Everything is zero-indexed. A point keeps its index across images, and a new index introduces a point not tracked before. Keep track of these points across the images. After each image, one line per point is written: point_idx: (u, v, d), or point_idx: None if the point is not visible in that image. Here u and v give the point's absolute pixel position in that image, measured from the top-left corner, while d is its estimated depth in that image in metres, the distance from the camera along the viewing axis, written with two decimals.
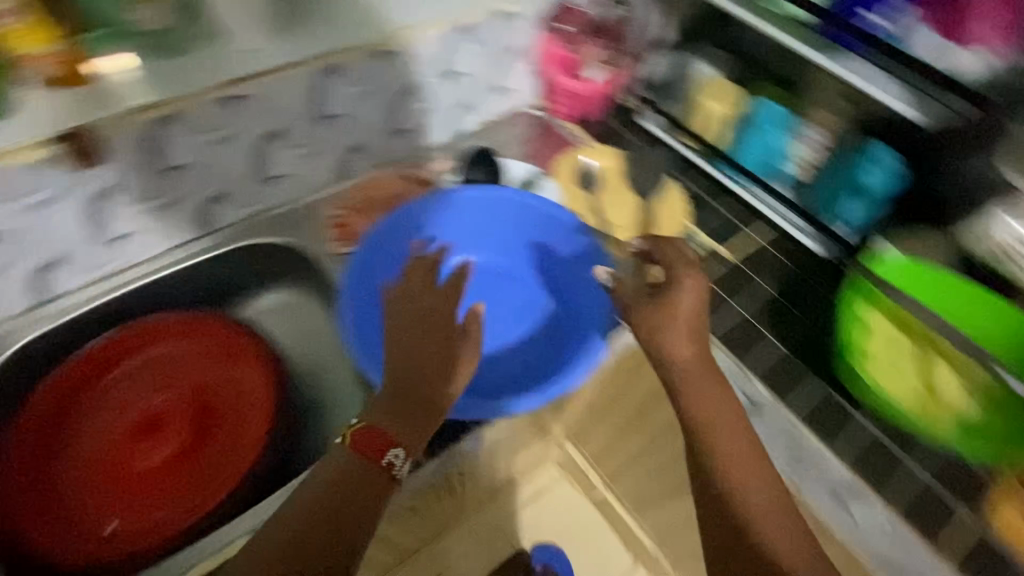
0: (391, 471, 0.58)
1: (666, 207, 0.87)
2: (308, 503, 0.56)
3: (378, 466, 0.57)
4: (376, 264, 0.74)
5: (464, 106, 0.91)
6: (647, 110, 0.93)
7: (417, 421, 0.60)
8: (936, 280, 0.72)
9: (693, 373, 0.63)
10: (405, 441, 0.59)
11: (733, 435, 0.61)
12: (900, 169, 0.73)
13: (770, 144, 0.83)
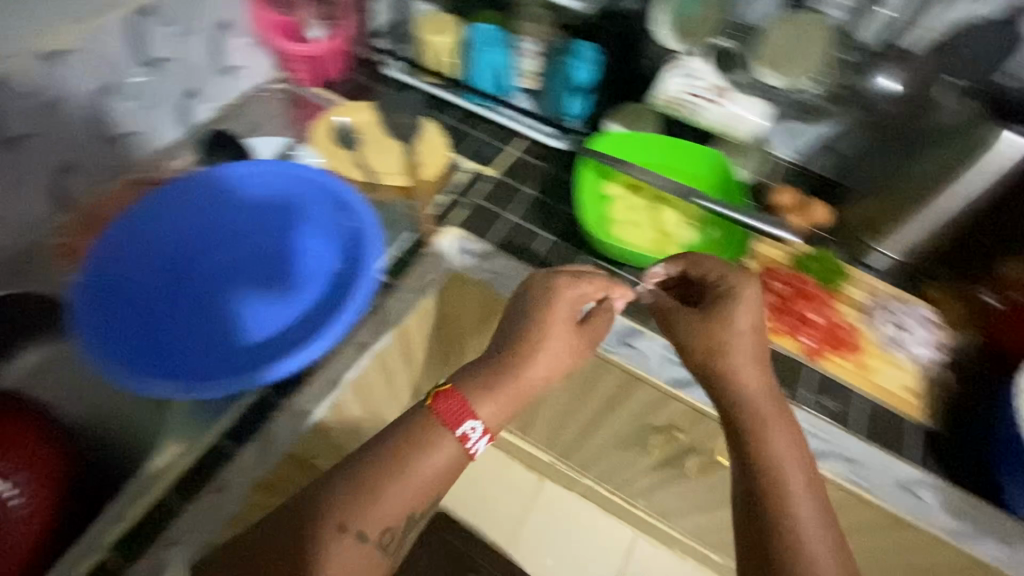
0: (471, 446, 0.61)
1: (427, 141, 0.89)
2: (390, 440, 0.59)
3: (461, 442, 0.60)
4: (112, 282, 0.67)
5: (188, 95, 0.86)
6: (388, 59, 0.96)
7: (511, 398, 0.62)
8: (649, 143, 0.84)
9: (745, 343, 0.63)
10: (488, 419, 0.61)
11: (782, 423, 0.62)
12: (597, 59, 0.84)
13: (495, 63, 0.89)
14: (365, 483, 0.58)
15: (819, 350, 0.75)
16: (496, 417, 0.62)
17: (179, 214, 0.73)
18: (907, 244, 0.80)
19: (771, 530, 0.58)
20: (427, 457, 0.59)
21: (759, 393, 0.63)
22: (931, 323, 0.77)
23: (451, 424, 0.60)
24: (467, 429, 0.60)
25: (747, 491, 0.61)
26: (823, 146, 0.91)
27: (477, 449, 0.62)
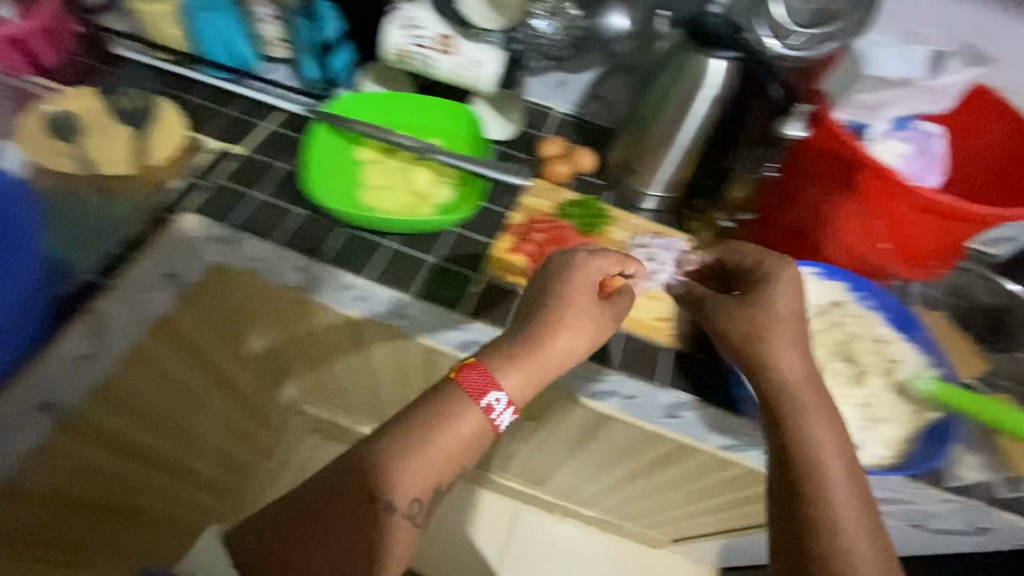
0: (494, 417, 0.61)
1: (159, 122, 0.80)
2: (426, 419, 0.60)
3: (484, 412, 0.61)
4: None
5: None
6: (118, 41, 0.87)
7: (529, 383, 0.62)
8: (395, 103, 0.81)
9: (785, 329, 0.61)
10: (511, 391, 0.61)
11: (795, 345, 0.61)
12: (332, 16, 0.80)
13: (230, 27, 0.83)
14: (405, 449, 0.59)
15: None
16: (519, 394, 0.62)
17: None
18: (660, 180, 0.81)
19: (781, 457, 0.58)
20: (452, 431, 0.60)
21: (795, 379, 0.60)
22: (685, 253, 0.79)
23: (474, 394, 0.61)
24: (490, 391, 0.61)
25: (784, 479, 0.57)
26: (591, 94, 0.93)
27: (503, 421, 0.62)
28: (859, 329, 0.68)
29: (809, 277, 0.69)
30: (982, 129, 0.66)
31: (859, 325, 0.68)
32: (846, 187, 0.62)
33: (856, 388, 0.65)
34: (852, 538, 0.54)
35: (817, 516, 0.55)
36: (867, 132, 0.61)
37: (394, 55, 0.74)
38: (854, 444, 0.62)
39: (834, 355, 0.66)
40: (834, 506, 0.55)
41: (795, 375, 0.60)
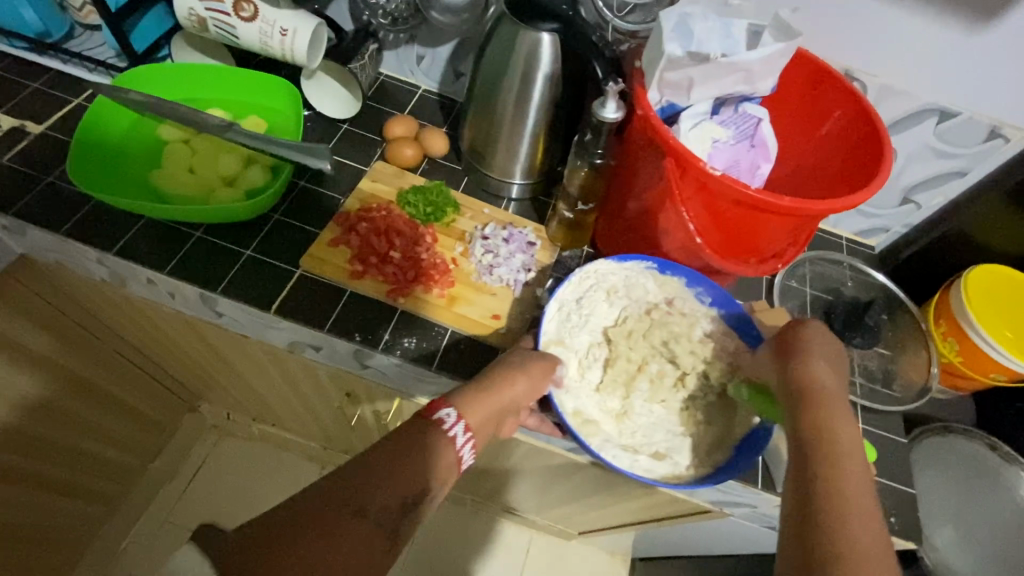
0: (449, 434, 0.49)
1: None
2: (401, 438, 0.47)
3: (437, 428, 0.49)
4: None
5: None
6: None
7: (484, 413, 0.52)
8: (205, 76, 0.73)
9: (792, 346, 0.56)
10: (473, 420, 0.51)
11: (824, 355, 0.54)
12: None
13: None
14: (367, 460, 0.45)
15: (404, 287, 0.68)
16: (478, 421, 0.52)
17: None
18: (513, 164, 0.75)
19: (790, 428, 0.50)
20: (406, 436, 0.48)
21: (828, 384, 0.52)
22: (532, 247, 0.74)
23: (426, 412, 0.50)
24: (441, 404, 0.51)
25: (793, 438, 0.49)
26: (451, 70, 0.85)
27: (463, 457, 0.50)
28: (687, 328, 0.65)
29: (641, 273, 0.67)
30: (823, 117, 0.63)
31: (688, 324, 0.65)
32: (662, 179, 0.58)
33: (673, 392, 0.63)
34: (853, 507, 0.43)
35: (829, 473, 0.45)
36: (682, 113, 0.56)
37: (191, 17, 0.67)
38: (663, 452, 0.61)
39: (656, 357, 0.64)
40: (837, 466, 0.46)
41: (783, 381, 0.55)
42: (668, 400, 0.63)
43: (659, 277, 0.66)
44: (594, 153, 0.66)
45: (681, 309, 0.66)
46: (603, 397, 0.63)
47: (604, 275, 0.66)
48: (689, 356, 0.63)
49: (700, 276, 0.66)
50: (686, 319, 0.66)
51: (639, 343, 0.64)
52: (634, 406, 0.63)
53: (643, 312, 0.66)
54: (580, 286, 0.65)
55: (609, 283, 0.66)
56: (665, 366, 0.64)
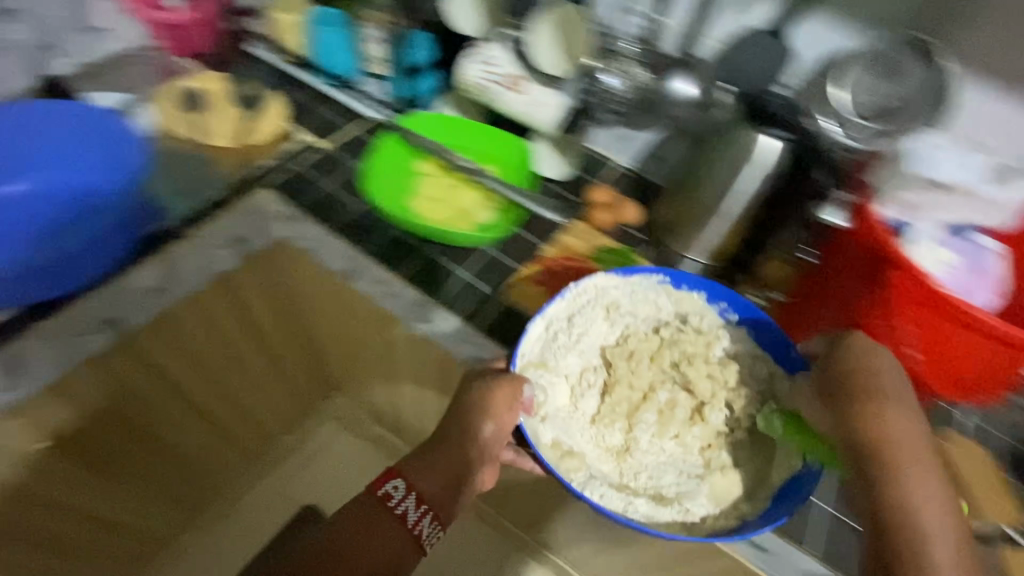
0: (395, 506, 0.59)
1: (264, 108, 0.94)
2: (353, 513, 0.58)
3: (383, 502, 0.59)
4: None
5: (42, 47, 0.93)
6: (253, 40, 1.01)
7: (445, 482, 0.63)
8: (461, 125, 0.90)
9: (894, 410, 0.56)
10: (428, 490, 0.62)
11: (904, 406, 0.56)
12: (431, 47, 0.92)
13: (341, 44, 0.95)
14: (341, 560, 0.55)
15: None
16: (437, 499, 0.62)
17: (37, 140, 0.84)
18: (704, 247, 0.81)
19: (871, 502, 0.53)
20: (343, 531, 0.57)
21: (901, 437, 0.54)
22: None
23: (376, 486, 0.61)
24: (386, 480, 0.60)
25: (868, 517, 0.53)
26: (651, 154, 0.95)
27: (422, 534, 0.60)
28: (704, 350, 0.70)
29: (651, 285, 0.73)
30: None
31: (704, 344, 0.70)
32: (874, 287, 0.60)
33: (688, 427, 0.67)
34: None
35: (907, 557, 0.50)
36: None
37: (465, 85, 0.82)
38: (670, 496, 0.64)
39: (666, 384, 0.69)
40: (914, 518, 0.51)
41: (834, 430, 0.59)
42: (678, 432, 0.67)
43: (671, 291, 0.74)
44: (799, 250, 0.81)
45: (699, 327, 0.72)
46: (600, 427, 0.68)
47: (607, 291, 0.72)
48: (710, 381, 0.68)
49: (729, 295, 0.72)
50: (699, 337, 0.71)
51: (642, 368, 0.70)
52: (639, 442, 0.67)
53: (653, 331, 0.72)
54: (575, 303, 0.72)
55: (608, 297, 0.72)
56: (676, 382, 0.69)
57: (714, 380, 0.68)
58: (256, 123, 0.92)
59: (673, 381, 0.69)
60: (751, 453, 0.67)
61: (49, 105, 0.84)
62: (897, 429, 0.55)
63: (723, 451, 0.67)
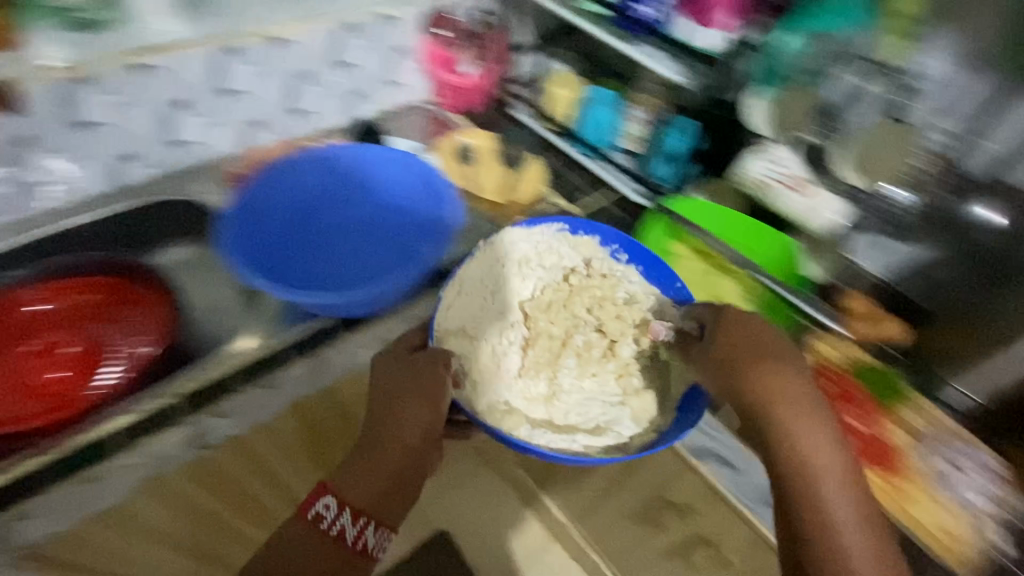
0: (325, 523, 0.61)
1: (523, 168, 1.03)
2: (282, 551, 0.59)
3: (314, 523, 0.61)
4: (272, 194, 0.86)
5: (358, 94, 1.05)
6: (519, 102, 1.11)
7: (378, 479, 0.63)
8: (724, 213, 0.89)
9: (823, 436, 0.60)
10: (356, 499, 0.62)
11: (818, 424, 0.60)
12: (695, 134, 0.93)
13: (607, 119, 0.99)
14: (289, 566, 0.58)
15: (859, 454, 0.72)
16: (366, 504, 0.63)
17: (365, 163, 0.90)
18: None
19: (787, 525, 0.59)
20: (304, 540, 0.60)
21: (833, 473, 0.58)
22: (991, 472, 0.72)
23: (306, 514, 0.61)
24: (315, 503, 0.61)
25: (788, 534, 0.59)
26: None
27: (364, 544, 0.62)
28: (612, 289, 0.81)
29: (555, 246, 0.83)
30: None
31: (611, 288, 0.80)
32: None
33: (604, 364, 0.76)
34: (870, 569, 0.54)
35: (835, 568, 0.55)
36: None
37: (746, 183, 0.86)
38: (604, 428, 0.71)
39: (582, 329, 0.79)
40: (828, 509, 0.57)
41: (726, 395, 0.64)
42: (580, 325, 0.79)
43: (569, 236, 0.83)
44: None
45: (605, 274, 0.82)
46: (554, 331, 0.78)
47: (535, 240, 0.83)
48: (610, 315, 0.79)
49: (644, 258, 0.81)
50: (610, 279, 0.81)
51: (558, 315, 0.79)
52: (562, 387, 0.74)
53: (560, 280, 0.81)
54: (491, 253, 0.81)
55: (538, 245, 0.82)
56: (578, 320, 0.79)
57: (609, 316, 0.79)
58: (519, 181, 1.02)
59: (588, 324, 0.79)
60: (609, 329, 0.78)
61: (338, 153, 0.89)
62: (753, 388, 0.62)
63: (648, 376, 0.75)
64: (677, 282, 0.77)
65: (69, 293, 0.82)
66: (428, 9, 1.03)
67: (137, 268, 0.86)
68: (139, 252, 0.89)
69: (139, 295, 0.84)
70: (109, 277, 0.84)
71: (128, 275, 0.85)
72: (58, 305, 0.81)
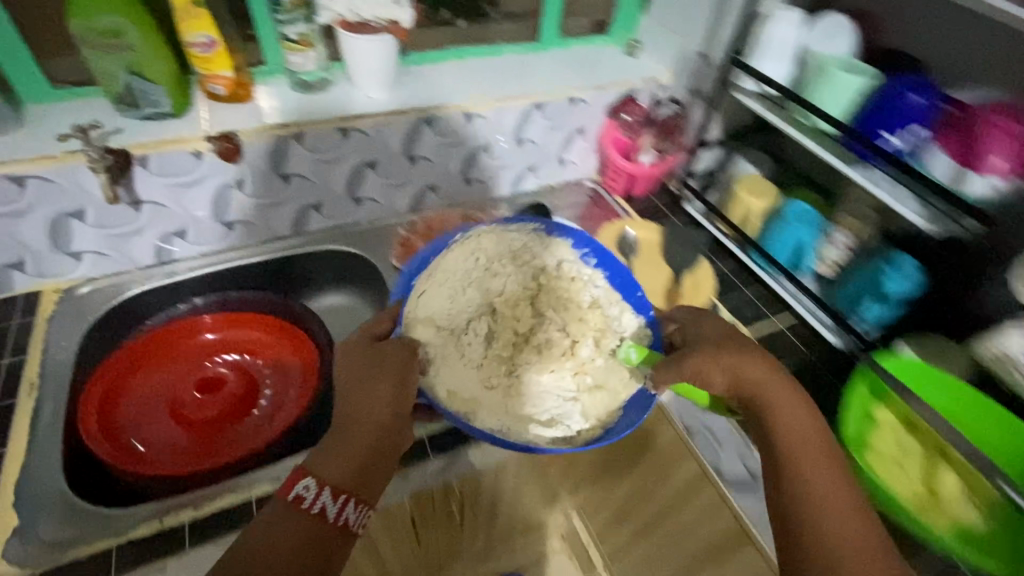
0: (311, 507, 0.48)
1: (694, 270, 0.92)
2: (262, 530, 0.47)
3: (295, 506, 0.48)
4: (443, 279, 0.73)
5: (528, 169, 1.03)
6: (692, 198, 1.02)
7: (359, 452, 0.52)
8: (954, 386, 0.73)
9: (803, 415, 0.55)
10: (339, 475, 0.50)
11: (803, 408, 0.55)
12: (919, 278, 0.77)
13: (801, 240, 0.87)
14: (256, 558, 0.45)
15: None
16: (356, 484, 0.50)
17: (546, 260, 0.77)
18: None
19: (778, 509, 0.51)
20: (283, 525, 0.47)
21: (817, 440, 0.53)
22: None
23: (289, 499, 0.49)
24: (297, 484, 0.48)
25: (780, 538, 0.49)
26: None
27: (349, 520, 0.49)
28: (581, 295, 0.72)
29: (566, 256, 0.74)
30: None
31: (576, 289, 0.73)
32: None
33: (562, 362, 0.68)
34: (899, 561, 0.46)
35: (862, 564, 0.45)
36: None
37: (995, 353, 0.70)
38: (555, 418, 0.63)
39: (549, 327, 0.71)
40: (819, 511, 0.48)
41: (725, 386, 0.57)
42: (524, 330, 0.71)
43: (544, 240, 0.75)
44: None
45: (575, 278, 0.74)
46: (461, 325, 0.69)
47: (504, 236, 0.74)
48: (569, 317, 0.71)
49: (586, 239, 0.73)
50: (570, 281, 0.73)
51: (529, 314, 0.72)
52: (525, 378, 0.67)
53: (532, 278, 0.74)
54: (461, 248, 0.72)
55: (512, 244, 0.74)
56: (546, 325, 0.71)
57: (562, 309, 0.72)
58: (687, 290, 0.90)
59: (555, 325, 0.71)
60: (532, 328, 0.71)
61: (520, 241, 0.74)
62: (748, 364, 0.56)
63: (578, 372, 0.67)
64: (636, 290, 0.69)
65: (233, 328, 0.84)
66: (617, 95, 0.99)
67: (295, 312, 0.86)
68: (303, 295, 0.94)
69: (295, 344, 0.84)
70: (272, 317, 0.86)
71: (286, 320, 0.86)
72: (225, 337, 0.84)
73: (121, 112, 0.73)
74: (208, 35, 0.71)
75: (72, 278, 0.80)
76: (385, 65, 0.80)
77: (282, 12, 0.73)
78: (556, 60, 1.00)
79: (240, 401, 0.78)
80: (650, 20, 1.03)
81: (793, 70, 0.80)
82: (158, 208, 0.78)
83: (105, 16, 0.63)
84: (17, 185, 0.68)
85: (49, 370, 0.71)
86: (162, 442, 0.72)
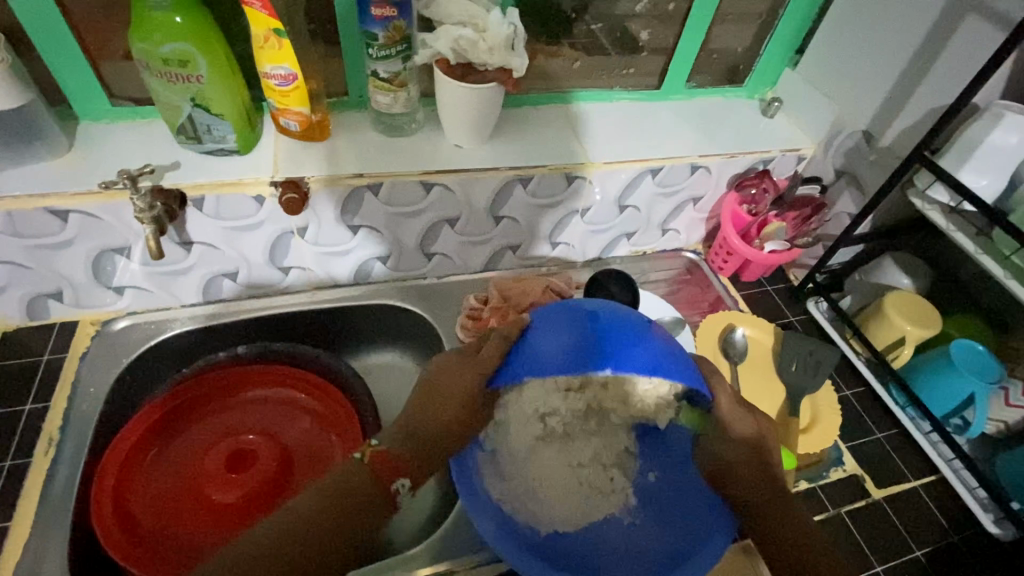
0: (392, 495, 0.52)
1: (816, 396, 0.75)
2: (337, 488, 0.50)
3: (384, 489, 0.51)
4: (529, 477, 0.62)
5: (624, 235, 0.88)
6: (818, 296, 0.85)
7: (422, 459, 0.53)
8: None
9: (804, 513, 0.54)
10: (417, 473, 0.53)
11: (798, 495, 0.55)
12: None
13: (965, 392, 0.69)
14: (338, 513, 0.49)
15: None
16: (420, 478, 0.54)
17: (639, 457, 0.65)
18: None
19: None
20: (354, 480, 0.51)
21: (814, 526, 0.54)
22: None
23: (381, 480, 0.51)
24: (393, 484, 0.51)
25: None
26: None
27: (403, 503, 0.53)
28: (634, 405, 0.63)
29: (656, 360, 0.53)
30: None
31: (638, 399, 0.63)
32: None
33: (579, 432, 0.66)
34: None
35: None
36: None
37: None
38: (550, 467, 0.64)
39: (576, 415, 0.65)
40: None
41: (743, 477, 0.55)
42: (566, 418, 0.65)
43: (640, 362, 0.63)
44: None
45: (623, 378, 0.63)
46: (528, 422, 0.64)
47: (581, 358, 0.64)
48: (622, 409, 0.64)
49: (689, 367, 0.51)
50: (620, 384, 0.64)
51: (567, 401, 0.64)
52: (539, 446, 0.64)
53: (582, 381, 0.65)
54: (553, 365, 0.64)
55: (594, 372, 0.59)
56: (594, 422, 0.66)
57: (616, 404, 0.65)
58: (807, 420, 0.73)
59: (583, 407, 0.65)
60: (587, 426, 0.66)
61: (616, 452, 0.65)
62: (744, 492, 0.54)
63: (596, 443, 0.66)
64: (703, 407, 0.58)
65: (277, 384, 0.75)
66: (746, 165, 0.82)
67: (338, 372, 0.75)
68: (358, 348, 0.85)
69: (340, 414, 0.73)
70: (315, 379, 0.75)
71: (330, 384, 0.75)
72: (267, 393, 0.75)
73: (182, 144, 0.64)
74: (286, 67, 0.59)
75: (110, 311, 0.72)
76: (485, 116, 0.67)
77: (376, 47, 0.61)
78: (677, 114, 0.84)
79: (271, 481, 0.68)
80: (800, 75, 0.85)
81: (1004, 187, 0.63)
82: (210, 249, 0.69)
83: (169, 42, 0.54)
84: (60, 219, 0.60)
85: (74, 423, 0.64)
86: (184, 526, 0.64)
